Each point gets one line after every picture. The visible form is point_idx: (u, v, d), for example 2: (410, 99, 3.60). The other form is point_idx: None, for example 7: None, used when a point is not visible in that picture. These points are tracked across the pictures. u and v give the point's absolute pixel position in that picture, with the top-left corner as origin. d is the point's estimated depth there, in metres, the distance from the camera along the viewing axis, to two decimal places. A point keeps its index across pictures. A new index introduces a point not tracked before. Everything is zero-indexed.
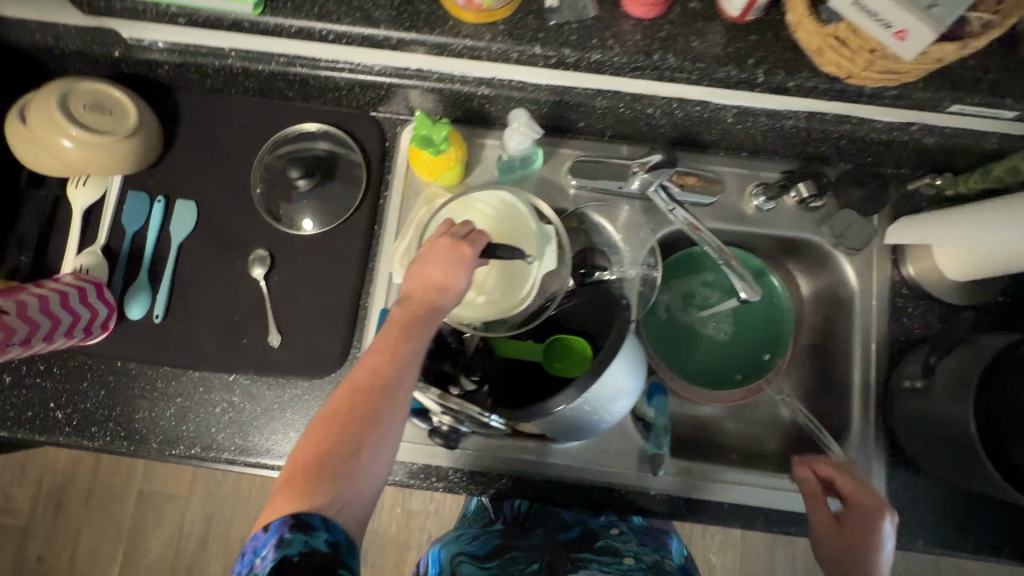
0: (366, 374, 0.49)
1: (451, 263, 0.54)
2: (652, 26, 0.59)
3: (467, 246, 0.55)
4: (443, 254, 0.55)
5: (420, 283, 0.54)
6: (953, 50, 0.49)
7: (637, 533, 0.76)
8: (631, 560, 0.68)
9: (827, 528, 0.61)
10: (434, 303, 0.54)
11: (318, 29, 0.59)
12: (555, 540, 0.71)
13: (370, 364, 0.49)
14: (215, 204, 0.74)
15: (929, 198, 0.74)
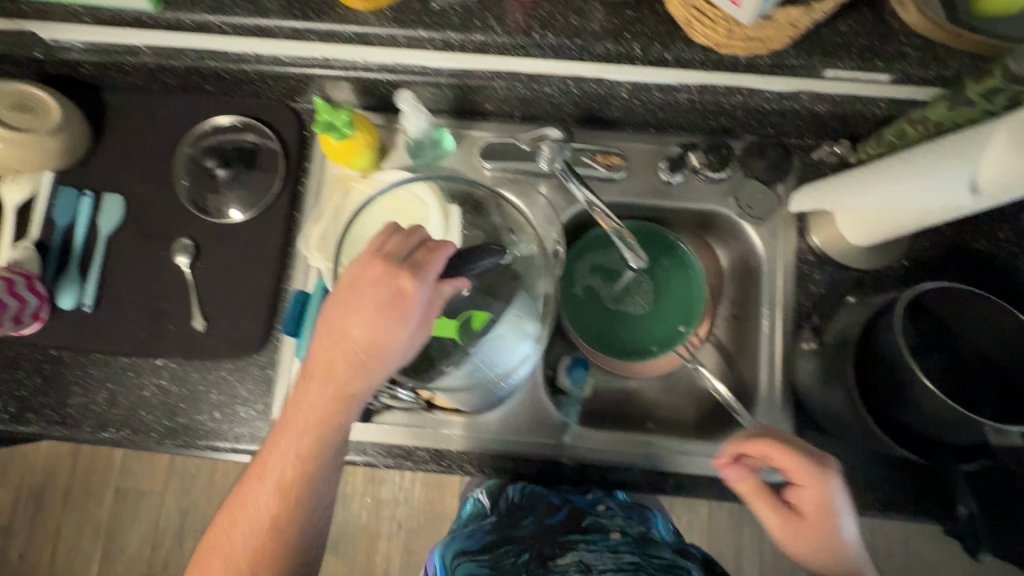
0: (305, 422, 0.55)
1: (377, 319, 0.53)
2: (532, 6, 0.61)
3: (403, 278, 0.53)
4: (378, 301, 0.53)
5: (358, 338, 0.54)
6: (799, 13, 0.51)
7: (624, 507, 0.71)
8: (617, 536, 0.64)
9: (808, 545, 0.54)
10: (371, 357, 0.55)
11: (213, 21, 0.63)
12: (543, 526, 0.67)
13: (306, 415, 0.55)
14: (143, 197, 0.77)
15: (831, 166, 0.75)
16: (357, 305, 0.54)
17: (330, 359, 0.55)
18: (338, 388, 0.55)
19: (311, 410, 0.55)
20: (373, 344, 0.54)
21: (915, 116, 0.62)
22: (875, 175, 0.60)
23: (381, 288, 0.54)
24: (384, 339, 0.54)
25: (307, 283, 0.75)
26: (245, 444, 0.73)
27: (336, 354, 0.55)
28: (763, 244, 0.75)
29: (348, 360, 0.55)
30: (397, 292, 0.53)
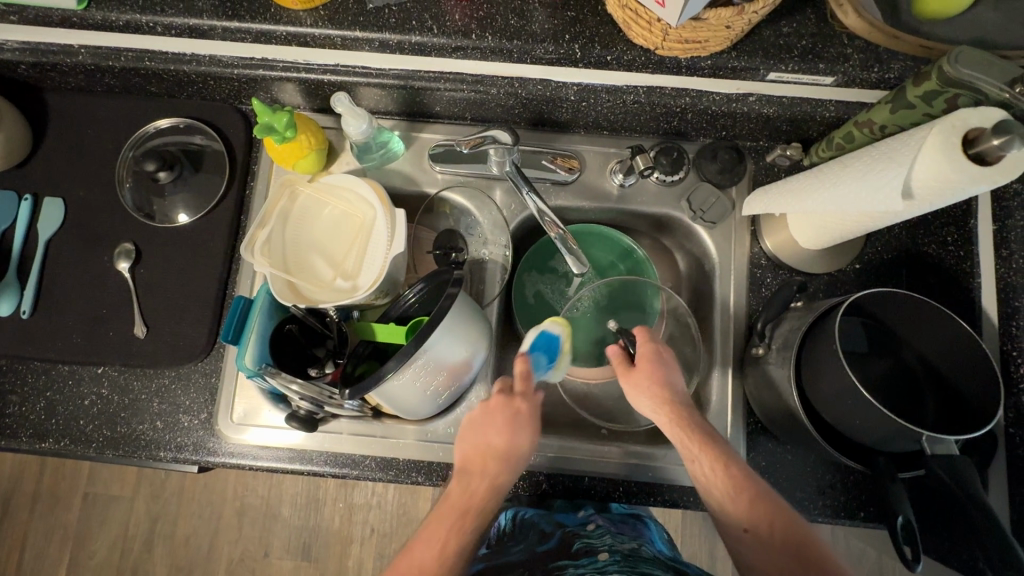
0: (434, 566, 0.51)
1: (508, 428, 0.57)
2: (473, 7, 0.61)
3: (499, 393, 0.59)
4: (496, 424, 0.57)
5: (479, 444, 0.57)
6: (732, 15, 0.50)
7: (615, 523, 0.72)
8: (605, 556, 0.64)
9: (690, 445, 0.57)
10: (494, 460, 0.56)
11: (145, 21, 0.62)
12: (534, 553, 0.69)
13: (441, 533, 0.53)
14: (85, 201, 0.76)
15: (786, 169, 0.73)
16: (472, 435, 0.57)
17: (448, 510, 0.55)
18: (467, 528, 0.54)
19: (447, 519, 0.54)
20: (500, 462, 0.56)
21: (861, 118, 0.60)
22: (818, 178, 0.59)
23: (490, 412, 0.57)
24: (517, 452, 0.56)
25: (251, 289, 0.74)
26: (188, 454, 0.71)
27: (456, 499, 0.55)
28: (717, 248, 0.74)
29: (484, 473, 0.56)
30: (511, 419, 0.57)
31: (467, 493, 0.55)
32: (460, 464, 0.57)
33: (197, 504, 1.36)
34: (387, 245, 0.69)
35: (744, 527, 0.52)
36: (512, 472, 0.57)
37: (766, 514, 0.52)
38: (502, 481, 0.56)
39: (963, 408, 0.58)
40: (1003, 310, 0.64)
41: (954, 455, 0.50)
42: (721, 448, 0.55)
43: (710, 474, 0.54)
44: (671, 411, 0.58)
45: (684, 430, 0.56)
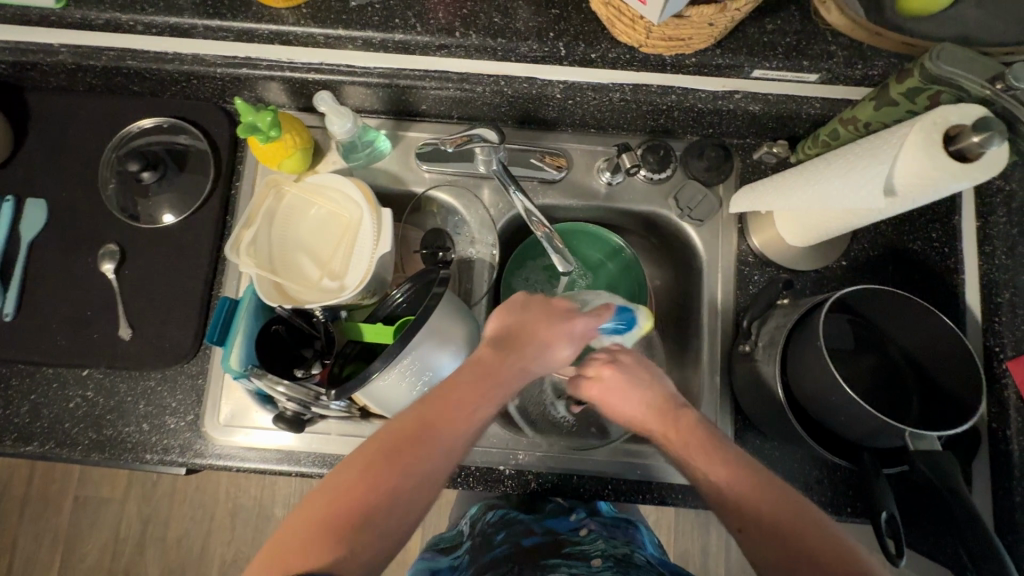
0: (448, 419, 0.51)
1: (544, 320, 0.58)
2: (456, 4, 0.61)
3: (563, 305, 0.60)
4: (542, 317, 0.58)
5: (518, 332, 0.57)
6: (716, 12, 0.50)
7: (606, 527, 0.71)
8: (598, 561, 0.63)
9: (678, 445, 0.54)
10: (529, 354, 0.56)
11: (125, 20, 0.61)
12: (520, 547, 0.67)
13: (465, 400, 0.52)
14: (69, 202, 0.75)
15: (772, 167, 0.73)
16: (520, 318, 0.58)
17: (475, 375, 0.54)
18: (489, 402, 0.53)
19: (473, 388, 0.53)
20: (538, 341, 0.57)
21: (846, 115, 0.60)
22: (803, 176, 0.59)
23: (542, 308, 0.59)
24: (552, 348, 0.57)
25: (237, 289, 0.74)
26: (174, 456, 0.70)
27: (479, 365, 0.55)
28: (705, 246, 0.74)
29: (516, 356, 0.56)
30: (558, 320, 0.58)
31: (500, 369, 0.55)
32: (495, 337, 0.57)
33: (189, 505, 1.35)
34: (373, 245, 0.68)
35: (738, 527, 0.49)
36: (547, 364, 0.57)
37: (765, 510, 0.49)
38: (529, 369, 0.57)
39: (947, 405, 0.58)
40: (987, 306, 0.64)
41: (935, 451, 0.50)
42: (701, 441, 0.54)
43: (698, 481, 0.52)
44: (642, 412, 0.57)
45: (670, 429, 0.55)
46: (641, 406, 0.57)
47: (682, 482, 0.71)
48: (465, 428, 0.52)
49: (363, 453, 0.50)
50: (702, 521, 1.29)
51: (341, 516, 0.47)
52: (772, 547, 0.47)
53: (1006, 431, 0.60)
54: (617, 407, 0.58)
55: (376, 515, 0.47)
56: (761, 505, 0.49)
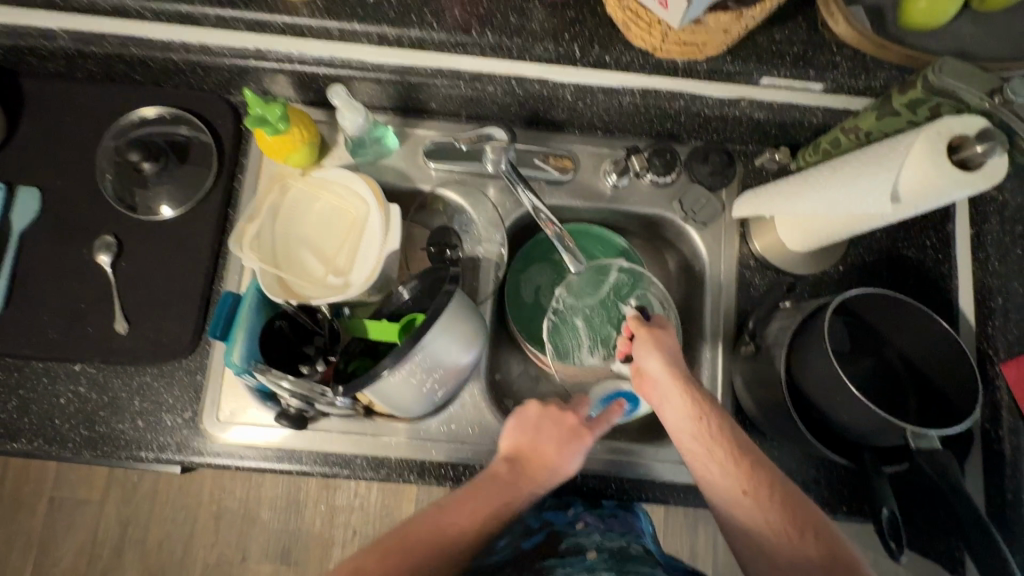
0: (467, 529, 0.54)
1: (568, 444, 0.60)
2: (472, 3, 0.62)
3: (586, 432, 0.61)
4: (559, 436, 0.60)
5: (536, 455, 0.59)
6: (731, 19, 0.52)
7: (604, 519, 0.68)
8: (594, 553, 0.61)
9: (687, 420, 0.57)
10: (543, 477, 0.59)
11: (133, 6, 0.61)
12: (521, 551, 0.66)
13: (459, 521, 0.54)
14: (63, 192, 0.73)
15: (774, 173, 0.75)
16: (535, 437, 0.60)
17: (491, 496, 0.56)
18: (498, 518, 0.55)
19: (485, 501, 0.56)
20: (560, 466, 0.59)
21: (849, 124, 0.62)
22: (807, 182, 0.60)
23: (560, 425, 0.61)
24: (567, 467, 0.59)
25: (239, 285, 0.72)
26: (170, 454, 0.69)
27: (500, 483, 0.57)
28: (708, 249, 0.75)
29: (524, 476, 0.58)
30: (573, 428, 0.61)
31: (510, 483, 0.58)
32: (507, 456, 0.60)
33: (172, 508, 1.31)
34: (381, 242, 0.68)
35: (743, 490, 0.54)
36: (556, 479, 0.59)
37: (769, 492, 0.54)
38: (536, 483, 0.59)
39: (942, 405, 0.60)
40: (979, 311, 0.66)
41: (937, 449, 0.51)
42: (721, 417, 0.58)
43: (700, 451, 0.57)
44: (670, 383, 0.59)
45: (705, 408, 0.57)
46: (677, 366, 0.59)
47: (684, 482, 0.71)
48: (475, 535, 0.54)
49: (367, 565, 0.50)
50: (691, 521, 1.30)
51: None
52: (777, 525, 0.52)
53: (998, 430, 0.62)
54: (661, 348, 0.60)
55: None
56: (772, 485, 0.54)
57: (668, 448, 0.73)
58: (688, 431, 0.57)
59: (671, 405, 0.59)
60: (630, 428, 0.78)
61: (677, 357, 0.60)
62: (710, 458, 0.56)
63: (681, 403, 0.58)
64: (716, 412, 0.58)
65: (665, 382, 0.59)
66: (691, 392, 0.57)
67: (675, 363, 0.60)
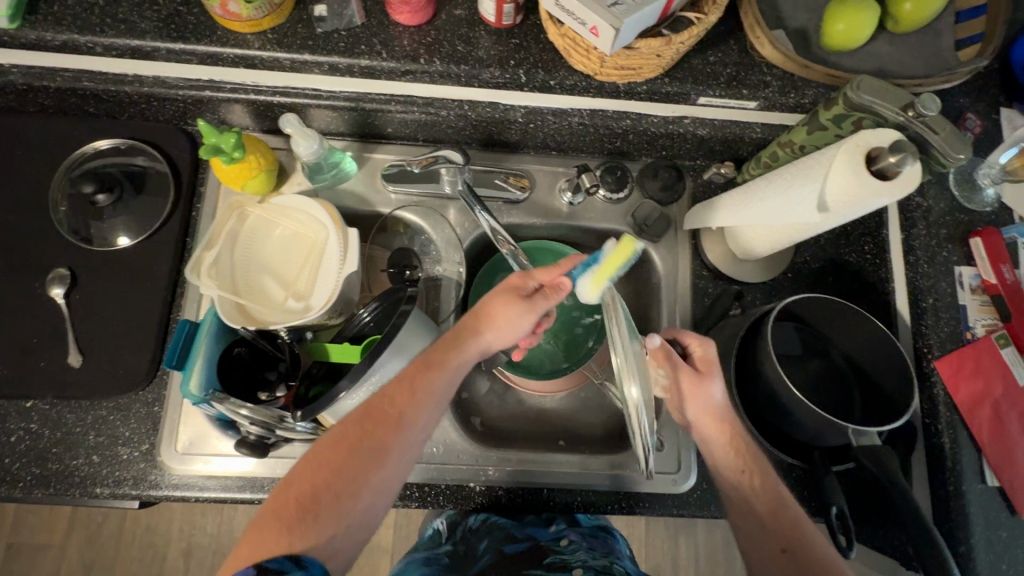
0: (406, 404, 0.54)
1: (502, 310, 0.56)
2: (420, 33, 0.64)
3: (523, 293, 0.57)
4: (500, 304, 0.57)
5: (472, 318, 0.57)
6: (662, 45, 0.54)
7: (586, 538, 0.72)
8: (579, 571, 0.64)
9: (731, 468, 0.58)
10: (477, 340, 0.57)
11: (83, 42, 0.61)
12: (503, 555, 0.69)
13: (399, 404, 0.54)
14: (15, 226, 0.72)
15: (721, 186, 0.78)
16: (479, 305, 0.57)
17: (429, 363, 0.55)
18: (430, 389, 0.55)
19: (418, 377, 0.55)
20: (497, 330, 0.57)
21: (784, 139, 0.65)
22: (748, 194, 0.63)
23: (500, 292, 0.57)
24: (508, 329, 0.56)
25: (198, 312, 0.72)
26: (127, 488, 0.67)
27: (438, 353, 0.56)
28: (663, 261, 0.77)
29: (464, 335, 0.57)
30: (511, 284, 0.58)
31: (438, 352, 0.56)
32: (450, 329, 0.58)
33: (138, 546, 1.26)
34: (341, 265, 0.68)
35: (782, 548, 0.54)
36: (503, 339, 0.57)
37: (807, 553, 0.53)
38: (466, 360, 0.57)
39: (886, 401, 0.63)
40: (916, 311, 0.69)
41: (877, 445, 0.54)
42: (762, 466, 0.58)
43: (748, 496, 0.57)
44: (716, 430, 0.58)
45: (749, 462, 0.57)
46: (717, 419, 0.58)
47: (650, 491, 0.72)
48: (426, 405, 0.54)
49: (318, 454, 0.52)
50: (672, 532, 1.30)
51: (319, 502, 0.50)
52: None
53: (937, 425, 0.65)
54: (703, 397, 0.58)
55: (326, 479, 0.51)
56: (812, 546, 0.54)
57: (632, 458, 0.73)
58: (730, 478, 0.58)
59: (715, 465, 0.59)
60: (597, 439, 0.79)
61: (715, 410, 0.58)
62: (753, 505, 0.56)
63: (721, 452, 0.58)
64: (757, 463, 0.58)
65: (713, 430, 0.58)
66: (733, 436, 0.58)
67: (719, 410, 0.58)
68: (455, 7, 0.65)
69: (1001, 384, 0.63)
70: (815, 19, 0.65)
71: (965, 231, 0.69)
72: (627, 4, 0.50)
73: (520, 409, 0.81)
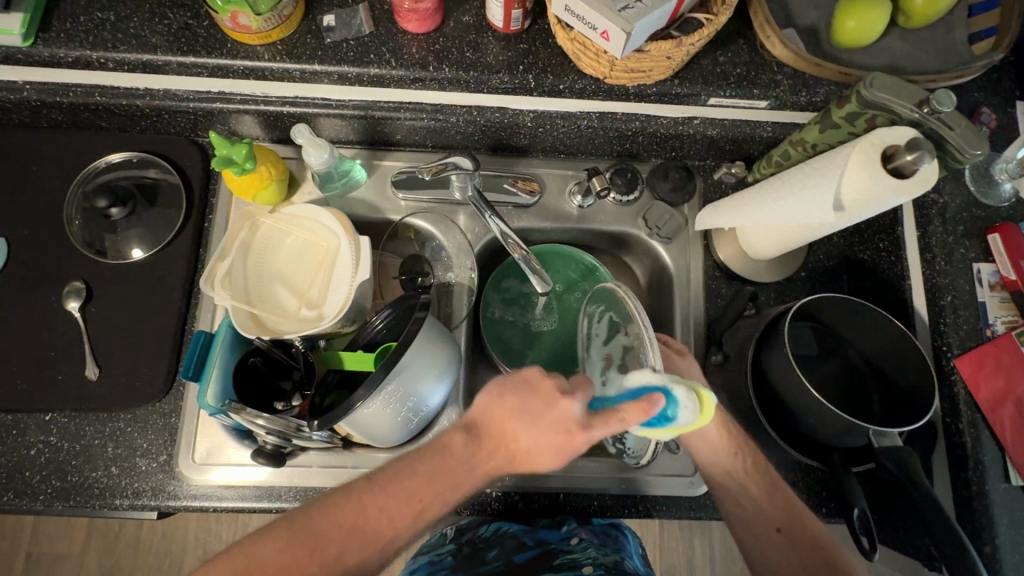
0: (403, 523, 0.50)
1: (546, 438, 0.49)
2: (429, 40, 0.64)
3: (569, 412, 0.49)
4: (547, 419, 0.49)
5: (505, 421, 0.51)
6: (673, 46, 0.54)
7: (598, 535, 0.71)
8: (590, 570, 0.64)
9: (723, 451, 0.60)
10: (508, 455, 0.51)
11: (96, 57, 0.62)
12: (513, 564, 0.67)
13: (393, 521, 0.50)
14: (31, 240, 0.73)
15: (732, 186, 0.77)
16: (524, 411, 0.50)
17: (442, 475, 0.50)
18: (444, 497, 0.51)
19: (435, 484, 0.50)
20: (535, 448, 0.50)
21: (796, 138, 0.65)
22: (761, 195, 0.63)
23: (543, 397, 0.50)
24: (541, 461, 0.50)
25: (212, 323, 0.72)
26: (146, 499, 0.67)
27: (455, 467, 0.51)
28: (675, 262, 0.76)
29: (493, 450, 0.51)
30: (554, 406, 0.49)
31: (476, 454, 0.51)
32: (469, 422, 0.52)
33: (155, 555, 1.27)
34: (353, 273, 0.68)
35: (777, 527, 0.57)
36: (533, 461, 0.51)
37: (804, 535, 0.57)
38: (498, 469, 0.52)
39: (905, 401, 0.62)
40: (931, 309, 0.69)
41: (897, 446, 0.54)
42: (749, 448, 0.61)
43: (739, 473, 0.59)
44: (706, 413, 0.60)
45: (742, 448, 0.60)
46: (703, 401, 0.61)
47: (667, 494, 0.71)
48: (415, 529, 0.50)
49: (293, 538, 0.49)
50: (686, 534, 1.30)
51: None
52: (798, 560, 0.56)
53: (957, 423, 0.64)
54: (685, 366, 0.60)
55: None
56: (806, 526, 0.57)
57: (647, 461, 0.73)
58: (720, 456, 0.60)
59: (711, 452, 0.60)
60: None
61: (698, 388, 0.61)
62: (749, 489, 0.59)
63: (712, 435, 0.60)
64: (748, 446, 0.60)
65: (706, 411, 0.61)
66: (722, 417, 0.61)
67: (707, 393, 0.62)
68: (463, 13, 0.65)
69: None
70: (825, 16, 0.65)
71: (980, 227, 0.69)
72: (637, 7, 0.50)
73: None
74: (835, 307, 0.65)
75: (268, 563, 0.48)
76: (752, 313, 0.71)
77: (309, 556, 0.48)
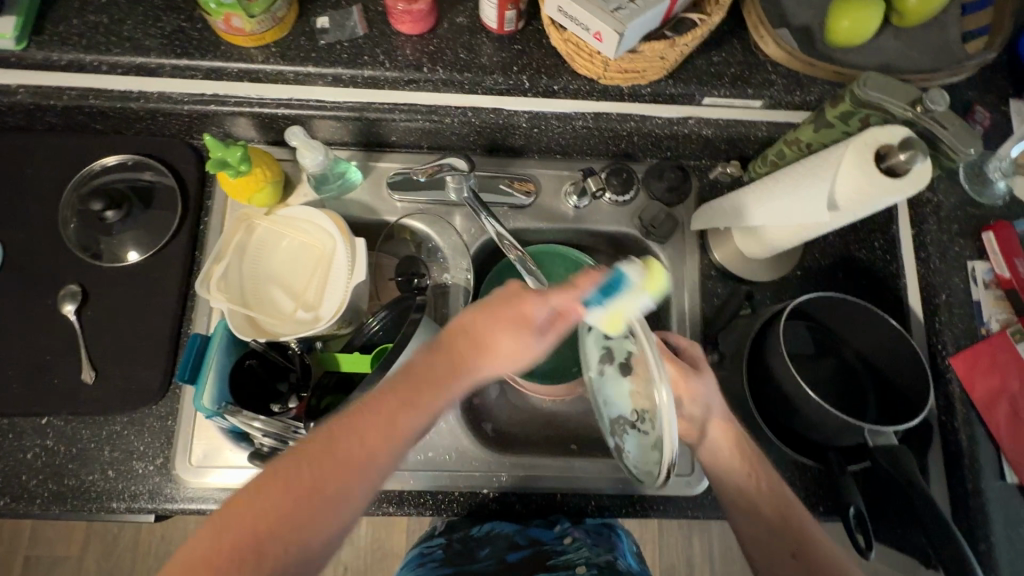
0: (375, 442, 0.46)
1: (505, 329, 0.48)
2: (424, 42, 0.64)
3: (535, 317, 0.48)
4: (510, 324, 0.48)
5: (466, 336, 0.49)
6: (665, 47, 0.55)
7: (590, 534, 0.72)
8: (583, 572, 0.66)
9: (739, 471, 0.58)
10: (471, 362, 0.49)
11: (89, 60, 0.62)
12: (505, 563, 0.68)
13: (358, 452, 0.46)
14: (27, 244, 0.73)
15: (727, 186, 0.77)
16: (487, 317, 0.49)
17: (412, 387, 0.48)
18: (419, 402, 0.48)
19: (404, 419, 0.47)
20: (506, 362, 0.48)
21: (790, 137, 0.64)
22: (758, 194, 0.62)
23: (506, 310, 0.48)
24: (516, 355, 0.48)
25: (207, 326, 0.72)
26: (143, 502, 0.67)
27: (418, 371, 0.49)
28: (671, 262, 0.76)
29: (453, 349, 0.49)
30: (522, 313, 0.48)
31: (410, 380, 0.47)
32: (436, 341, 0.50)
33: (154, 558, 1.27)
34: (349, 275, 0.68)
35: (791, 551, 0.54)
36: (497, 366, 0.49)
37: (815, 552, 0.54)
38: (453, 391, 0.49)
39: (899, 399, 0.62)
40: (926, 308, 0.69)
41: (893, 444, 0.55)
42: (766, 469, 0.59)
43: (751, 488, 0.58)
44: (723, 436, 0.60)
45: (756, 469, 0.58)
46: (718, 421, 0.60)
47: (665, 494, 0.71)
48: (394, 441, 0.47)
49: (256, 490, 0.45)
50: (685, 532, 1.30)
51: (254, 556, 0.43)
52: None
53: (953, 421, 0.65)
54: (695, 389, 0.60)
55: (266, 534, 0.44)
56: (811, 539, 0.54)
57: None
58: (739, 478, 0.58)
59: (722, 468, 0.59)
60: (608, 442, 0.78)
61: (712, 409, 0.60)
62: (757, 508, 0.56)
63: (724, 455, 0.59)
64: (761, 463, 0.59)
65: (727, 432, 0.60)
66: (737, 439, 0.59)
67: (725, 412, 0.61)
68: (457, 14, 0.65)
69: (1017, 378, 0.62)
70: (819, 16, 0.65)
71: (975, 225, 0.69)
72: (630, 8, 0.50)
73: (531, 415, 0.80)
74: (829, 310, 0.64)
75: (231, 521, 0.44)
76: (748, 312, 0.72)
77: (276, 515, 0.44)
